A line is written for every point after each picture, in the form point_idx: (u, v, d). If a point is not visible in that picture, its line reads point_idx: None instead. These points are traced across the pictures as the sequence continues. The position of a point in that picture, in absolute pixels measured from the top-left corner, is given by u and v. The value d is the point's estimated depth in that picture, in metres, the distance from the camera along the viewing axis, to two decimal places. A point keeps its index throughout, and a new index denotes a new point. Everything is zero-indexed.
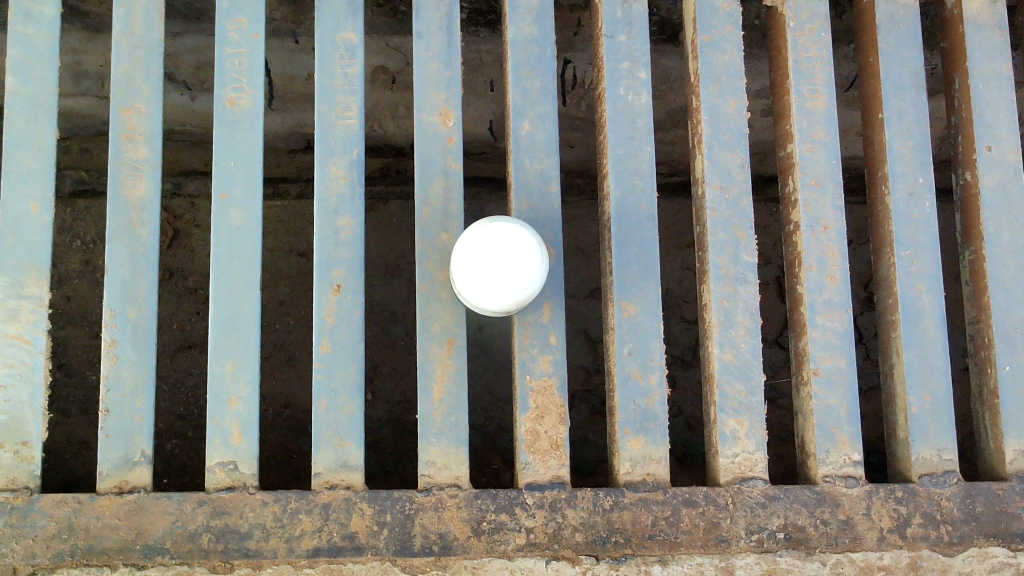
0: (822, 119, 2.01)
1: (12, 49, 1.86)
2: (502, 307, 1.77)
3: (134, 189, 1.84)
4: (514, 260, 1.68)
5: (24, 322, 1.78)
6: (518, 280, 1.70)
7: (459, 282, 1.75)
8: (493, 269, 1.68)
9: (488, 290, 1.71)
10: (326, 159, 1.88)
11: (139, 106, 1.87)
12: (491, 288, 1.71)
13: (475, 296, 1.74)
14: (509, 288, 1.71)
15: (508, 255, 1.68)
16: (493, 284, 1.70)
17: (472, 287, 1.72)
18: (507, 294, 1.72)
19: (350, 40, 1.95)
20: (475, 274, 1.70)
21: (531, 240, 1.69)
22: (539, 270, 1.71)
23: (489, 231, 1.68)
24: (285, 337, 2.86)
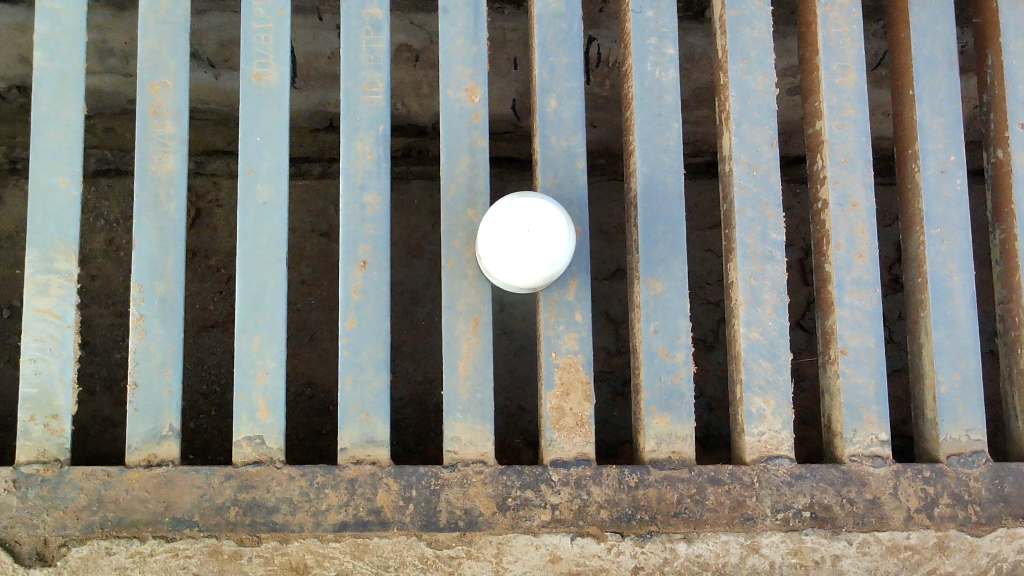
0: (852, 96, 1.99)
1: (39, 25, 1.86)
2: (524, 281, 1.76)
3: (161, 165, 1.84)
4: (532, 229, 1.67)
5: (54, 297, 1.79)
6: (537, 249, 1.69)
7: (484, 255, 1.75)
8: (514, 237, 1.68)
9: (509, 261, 1.70)
10: (352, 135, 1.88)
11: (166, 82, 1.87)
12: (511, 259, 1.70)
13: (495, 266, 1.73)
14: (529, 258, 1.69)
15: (527, 223, 1.66)
16: (512, 254, 1.69)
17: (494, 257, 1.71)
18: (528, 266, 1.71)
19: (376, 15, 1.93)
20: (495, 245, 1.70)
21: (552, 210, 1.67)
22: (562, 241, 1.70)
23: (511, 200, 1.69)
24: (307, 317, 2.88)
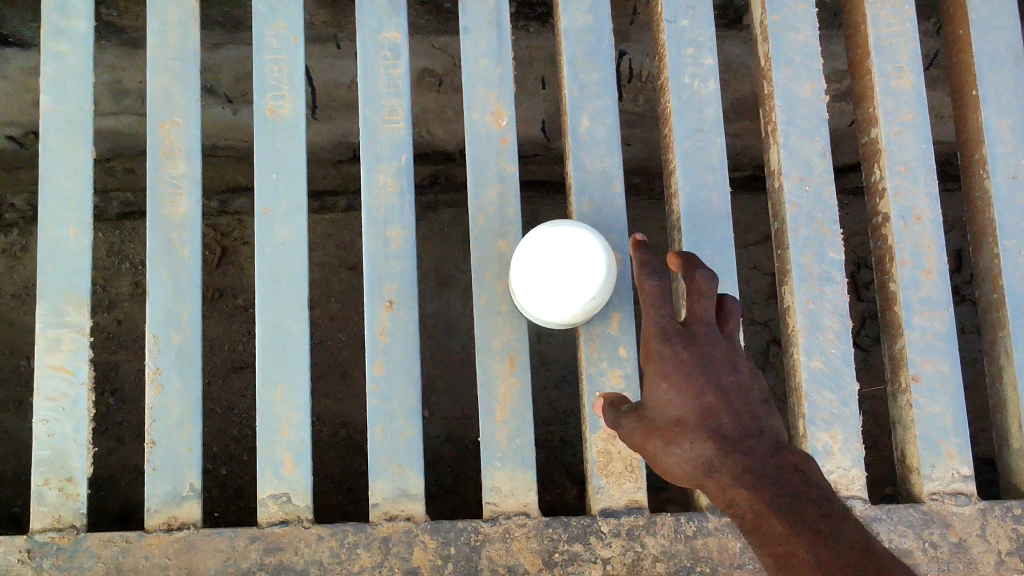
0: (910, 99, 1.83)
1: (45, 68, 1.78)
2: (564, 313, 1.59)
3: (174, 208, 1.74)
4: (553, 243, 1.55)
5: (66, 352, 1.69)
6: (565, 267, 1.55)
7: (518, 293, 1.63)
8: (536, 255, 1.56)
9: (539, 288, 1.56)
10: (373, 167, 1.76)
11: (177, 120, 1.78)
12: (541, 286, 1.56)
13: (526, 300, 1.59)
14: (558, 280, 1.55)
15: (547, 237, 1.55)
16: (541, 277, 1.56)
17: (524, 288, 1.58)
18: (560, 290, 1.56)
19: (394, 39, 1.82)
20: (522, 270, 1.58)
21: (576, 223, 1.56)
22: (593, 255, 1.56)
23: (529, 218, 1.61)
24: (338, 354, 2.77)
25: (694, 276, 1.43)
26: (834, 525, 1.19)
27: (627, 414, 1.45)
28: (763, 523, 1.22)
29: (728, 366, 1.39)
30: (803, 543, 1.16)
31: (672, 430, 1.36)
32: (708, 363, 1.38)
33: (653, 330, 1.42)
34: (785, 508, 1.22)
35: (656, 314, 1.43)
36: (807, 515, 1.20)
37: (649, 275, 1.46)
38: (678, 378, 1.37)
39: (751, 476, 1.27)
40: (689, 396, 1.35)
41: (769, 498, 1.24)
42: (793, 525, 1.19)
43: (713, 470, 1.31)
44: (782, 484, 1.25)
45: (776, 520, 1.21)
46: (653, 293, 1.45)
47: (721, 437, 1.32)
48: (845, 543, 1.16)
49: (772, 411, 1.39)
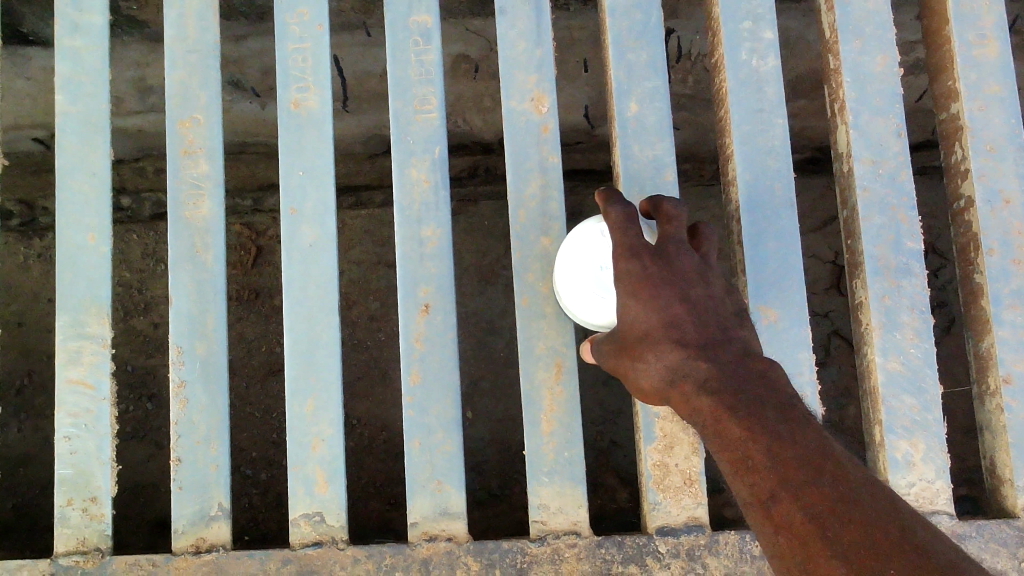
0: (995, 70, 1.65)
1: (60, 65, 1.69)
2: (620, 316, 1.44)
3: (196, 211, 1.64)
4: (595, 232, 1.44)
5: (87, 365, 1.61)
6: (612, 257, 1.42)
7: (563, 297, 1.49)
8: (580, 249, 1.44)
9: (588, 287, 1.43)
10: (405, 162, 1.64)
11: (197, 117, 1.67)
12: (592, 285, 1.43)
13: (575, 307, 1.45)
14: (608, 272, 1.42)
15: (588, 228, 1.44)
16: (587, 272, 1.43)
17: (571, 292, 1.45)
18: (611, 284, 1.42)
19: (425, 23, 1.69)
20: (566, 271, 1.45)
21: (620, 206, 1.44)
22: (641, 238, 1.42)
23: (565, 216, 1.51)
24: (378, 355, 2.67)
25: (663, 202, 1.39)
26: (798, 430, 1.15)
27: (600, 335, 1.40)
28: (724, 429, 1.18)
29: (698, 279, 1.32)
30: (764, 446, 1.13)
31: (639, 344, 1.30)
32: (675, 275, 1.31)
33: (619, 246, 1.34)
34: (748, 415, 1.17)
35: (621, 234, 1.34)
36: (766, 415, 1.17)
37: (613, 194, 1.38)
38: (643, 293, 1.30)
39: (714, 384, 1.22)
40: (656, 308, 1.29)
41: (732, 406, 1.19)
42: (754, 431, 1.15)
43: (680, 378, 1.25)
44: (748, 390, 1.20)
45: (739, 427, 1.17)
46: (619, 210, 1.36)
47: (688, 347, 1.27)
48: (809, 447, 1.12)
49: (742, 319, 1.32)
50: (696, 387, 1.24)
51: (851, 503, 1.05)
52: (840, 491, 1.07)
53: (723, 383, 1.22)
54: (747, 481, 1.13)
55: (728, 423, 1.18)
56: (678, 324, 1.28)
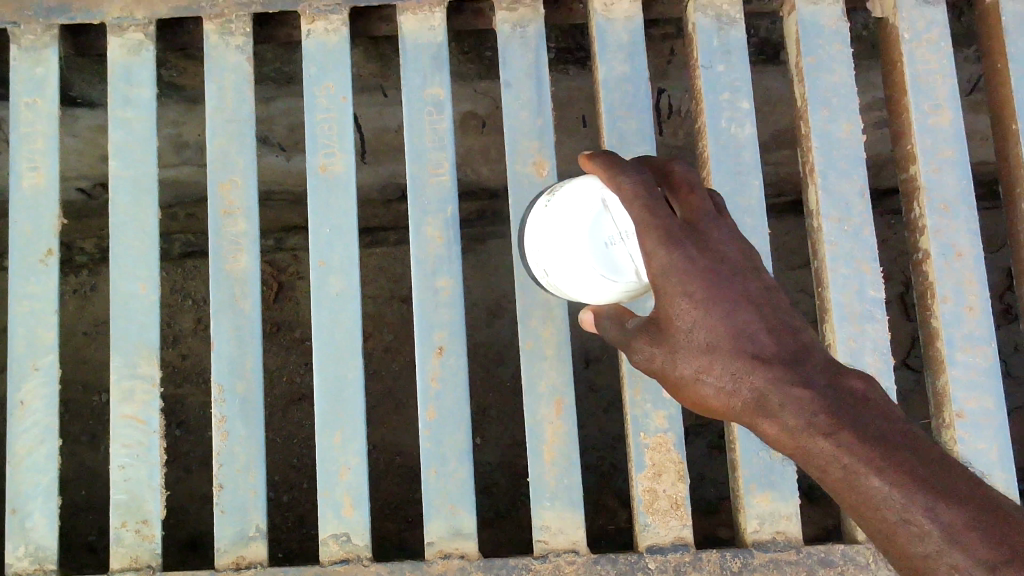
0: (949, 136, 1.85)
1: (113, 133, 1.88)
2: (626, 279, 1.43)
3: (235, 264, 1.84)
4: (563, 200, 1.47)
5: (139, 402, 1.81)
6: (588, 220, 1.43)
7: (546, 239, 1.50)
8: (556, 224, 1.47)
9: (576, 260, 1.45)
10: (421, 220, 1.84)
11: (236, 180, 1.87)
12: (570, 252, 1.46)
13: (573, 286, 1.48)
14: (588, 238, 1.43)
15: (557, 200, 1.49)
16: (570, 245, 1.45)
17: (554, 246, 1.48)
18: (597, 248, 1.42)
19: (439, 95, 1.89)
20: (550, 252, 1.49)
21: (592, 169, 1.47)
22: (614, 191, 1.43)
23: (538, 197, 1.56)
24: (393, 385, 2.86)
25: (674, 172, 1.39)
26: (922, 455, 1.22)
27: (626, 333, 1.41)
28: (850, 471, 1.23)
29: (747, 269, 1.35)
30: (905, 489, 1.19)
31: (704, 363, 1.31)
32: (727, 273, 1.32)
33: (649, 224, 1.31)
34: (860, 448, 1.23)
35: (647, 214, 1.31)
36: (887, 451, 1.22)
37: (619, 167, 1.36)
38: (709, 303, 1.30)
39: (822, 421, 1.26)
40: (725, 318, 1.31)
41: (850, 446, 1.24)
42: (872, 465, 1.21)
43: (779, 412, 1.28)
44: (857, 420, 1.25)
45: (861, 464, 1.22)
46: (637, 183, 1.33)
47: (776, 374, 1.30)
48: (944, 480, 1.19)
49: (795, 311, 1.37)
50: (799, 425, 1.27)
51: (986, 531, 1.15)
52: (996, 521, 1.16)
53: (825, 414, 1.26)
54: (899, 529, 1.19)
55: (850, 464, 1.23)
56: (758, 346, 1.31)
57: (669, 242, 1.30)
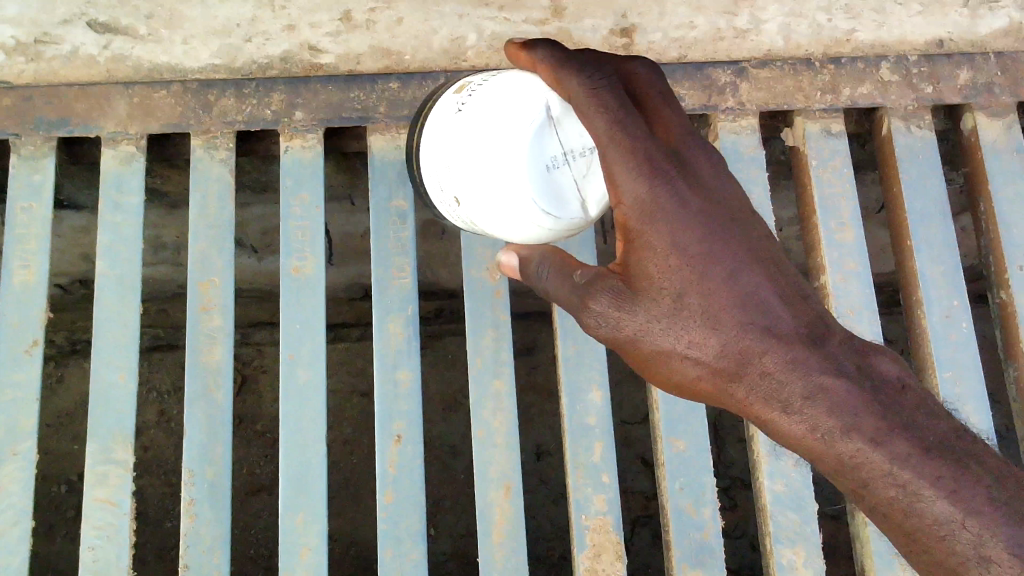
0: (852, 250, 2.10)
1: (102, 236, 2.04)
2: (539, 192, 1.42)
3: (210, 356, 1.99)
4: (482, 98, 1.46)
5: (112, 486, 1.92)
6: (504, 119, 1.42)
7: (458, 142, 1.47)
8: (471, 122, 1.45)
9: (485, 162, 1.42)
10: (383, 318, 2.02)
11: (214, 279, 2.03)
12: (477, 163, 1.44)
13: (482, 198, 1.45)
14: (507, 137, 1.41)
15: (473, 101, 1.48)
16: (485, 143, 1.43)
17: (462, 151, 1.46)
18: (515, 150, 1.41)
19: (403, 206, 2.08)
20: (460, 151, 1.46)
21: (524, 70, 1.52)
22: (537, 98, 1.44)
23: (447, 103, 1.54)
24: (351, 476, 2.97)
25: (634, 69, 1.51)
26: (932, 436, 1.45)
27: (579, 292, 1.48)
28: (877, 462, 1.43)
29: (730, 223, 1.48)
30: (931, 480, 1.42)
31: (710, 339, 1.44)
32: (724, 244, 1.46)
33: (624, 136, 1.39)
34: (882, 441, 1.43)
35: (607, 118, 1.39)
36: (906, 438, 1.43)
37: (572, 63, 1.43)
38: (717, 285, 1.44)
39: (853, 420, 1.43)
40: (738, 299, 1.45)
41: (876, 433, 1.43)
42: (894, 455, 1.42)
43: (808, 401, 1.44)
44: (883, 413, 1.44)
45: (897, 463, 1.42)
46: (605, 85, 1.41)
47: (787, 365, 1.45)
48: (958, 464, 1.43)
49: (795, 278, 1.52)
50: (825, 415, 1.43)
51: (995, 498, 1.42)
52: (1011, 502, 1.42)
53: (843, 404, 1.43)
54: (923, 515, 1.43)
55: (876, 451, 1.43)
56: (766, 334, 1.45)
57: (658, 179, 1.41)
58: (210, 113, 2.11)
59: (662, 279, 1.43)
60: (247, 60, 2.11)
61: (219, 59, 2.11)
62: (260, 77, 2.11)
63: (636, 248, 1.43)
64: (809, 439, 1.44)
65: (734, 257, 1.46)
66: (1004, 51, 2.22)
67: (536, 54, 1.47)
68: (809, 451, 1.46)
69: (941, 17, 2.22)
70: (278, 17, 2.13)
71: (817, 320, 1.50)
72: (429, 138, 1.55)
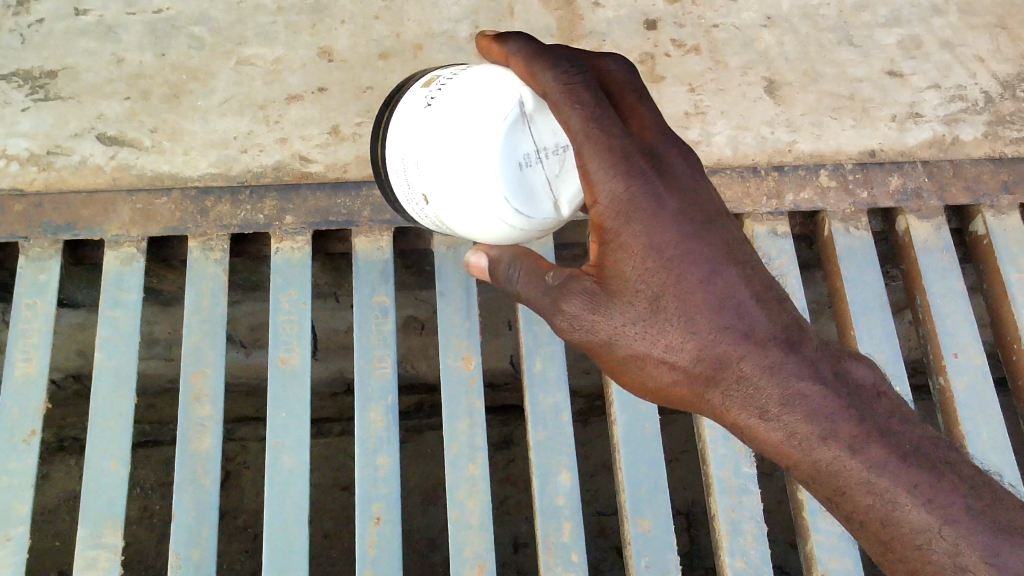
0: None
1: (100, 329, 2.16)
2: (510, 191, 1.37)
3: (199, 443, 2.10)
4: (452, 92, 1.41)
5: (100, 569, 2.01)
6: (474, 116, 1.37)
7: (425, 136, 1.42)
8: (440, 117, 1.40)
9: (452, 158, 1.37)
10: (365, 406, 2.15)
11: (206, 370, 2.16)
12: (442, 157, 1.39)
13: (451, 195, 1.40)
14: (478, 133, 1.36)
15: (443, 95, 1.42)
16: (453, 139, 1.38)
17: (428, 144, 1.41)
18: (486, 146, 1.35)
19: (384, 301, 2.25)
20: (427, 146, 1.41)
21: (497, 62, 1.47)
22: (509, 92, 1.38)
23: (414, 98, 1.49)
24: (331, 568, 3.02)
25: (606, 66, 1.48)
26: (907, 445, 1.45)
27: (551, 293, 1.47)
28: (851, 470, 1.44)
29: (708, 222, 1.45)
30: (905, 489, 1.42)
31: (687, 344, 1.43)
32: (703, 246, 1.43)
33: (599, 132, 1.35)
34: (859, 448, 1.44)
35: (579, 111, 1.34)
36: (881, 446, 1.44)
37: (548, 54, 1.37)
38: (695, 288, 1.42)
39: (828, 428, 1.44)
40: (716, 304, 1.43)
41: (850, 441, 1.44)
42: (871, 463, 1.43)
43: (783, 407, 1.45)
44: (859, 421, 1.45)
45: (871, 469, 1.43)
46: (580, 79, 1.36)
47: (765, 371, 1.45)
48: (934, 473, 1.44)
49: (776, 281, 1.50)
50: (799, 420, 1.45)
51: (971, 507, 1.42)
52: (987, 509, 1.43)
53: (816, 411, 1.45)
54: (899, 524, 1.43)
55: (850, 459, 1.44)
56: (744, 339, 1.44)
57: (633, 177, 1.37)
58: (206, 217, 2.27)
59: (637, 281, 1.40)
60: (242, 169, 2.30)
61: (216, 168, 2.29)
62: (254, 184, 2.30)
63: (612, 248, 1.40)
64: (786, 446, 1.46)
65: (713, 258, 1.43)
66: (930, 159, 2.46)
67: (508, 45, 1.41)
68: (785, 457, 1.48)
69: (871, 130, 2.47)
70: (271, 130, 2.34)
71: (796, 325, 1.48)
72: (394, 133, 1.50)
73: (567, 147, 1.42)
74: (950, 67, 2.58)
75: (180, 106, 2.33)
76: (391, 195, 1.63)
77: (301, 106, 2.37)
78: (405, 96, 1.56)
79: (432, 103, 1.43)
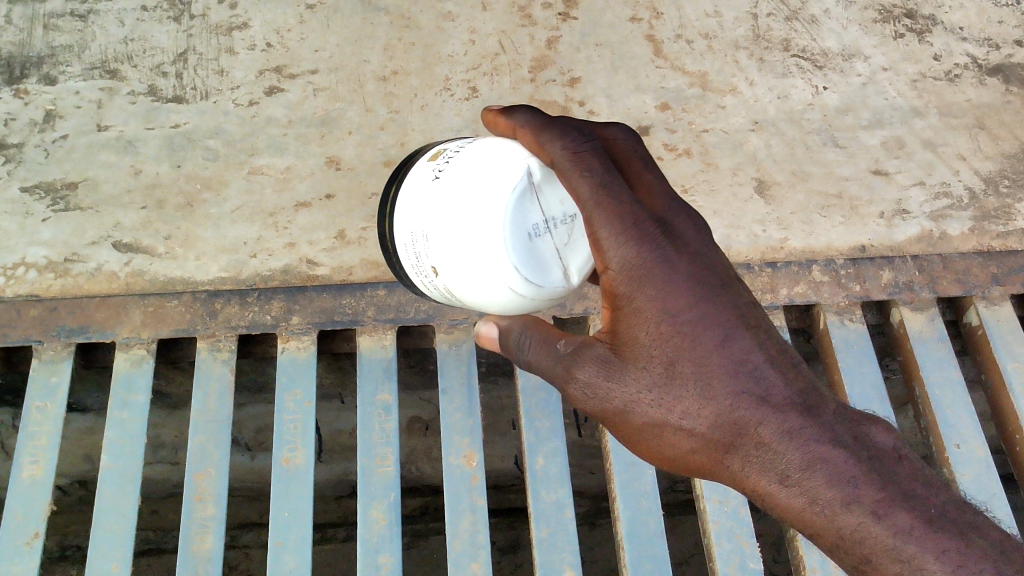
0: None
1: (108, 431, 2.18)
2: (519, 260, 1.44)
3: (201, 545, 2.11)
4: (459, 166, 1.50)
5: None
6: (481, 189, 1.44)
7: (434, 207, 1.49)
8: (449, 190, 1.47)
9: (462, 230, 1.44)
10: (367, 504, 2.15)
11: (210, 470, 2.17)
12: (452, 227, 1.45)
13: (459, 267, 1.46)
14: (484, 206, 1.43)
15: (450, 169, 1.51)
16: (461, 211, 1.45)
17: (437, 215, 1.47)
18: (494, 216, 1.42)
19: (387, 399, 2.27)
20: (435, 219, 1.48)
21: (505, 136, 1.57)
22: (516, 163, 1.46)
23: (423, 172, 1.58)
24: None
25: (612, 137, 1.58)
26: (933, 512, 1.39)
27: (566, 362, 1.51)
28: (877, 537, 1.38)
29: (720, 288, 1.46)
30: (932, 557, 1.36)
31: (702, 410, 1.43)
32: (715, 313, 1.44)
33: (609, 199, 1.41)
34: (884, 514, 1.38)
35: (584, 178, 1.42)
36: (906, 512, 1.38)
37: (554, 126, 1.47)
38: (707, 353, 1.42)
39: (849, 492, 1.39)
40: (730, 368, 1.42)
41: (873, 506, 1.38)
42: (897, 530, 1.37)
43: (802, 473, 1.41)
44: (881, 486, 1.40)
45: (896, 536, 1.37)
46: (586, 147, 1.44)
47: (784, 436, 1.42)
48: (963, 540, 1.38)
49: (791, 348, 1.49)
50: (820, 485, 1.40)
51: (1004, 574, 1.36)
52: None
53: (838, 476, 1.40)
54: None
55: (874, 526, 1.38)
56: (761, 404, 1.42)
57: (644, 241, 1.42)
58: (215, 318, 2.33)
59: (651, 346, 1.43)
60: (252, 273, 2.38)
61: (226, 272, 2.38)
62: (262, 286, 2.38)
63: (625, 313, 1.44)
64: (809, 512, 1.41)
65: (726, 321, 1.44)
66: (919, 254, 2.53)
67: (516, 120, 1.53)
68: (808, 525, 1.42)
69: (860, 227, 2.55)
70: (280, 236, 2.43)
71: (813, 388, 1.46)
72: (402, 206, 1.57)
73: (573, 216, 1.50)
74: (933, 165, 2.68)
75: (193, 214, 2.43)
76: (399, 268, 1.69)
77: (308, 213, 2.47)
78: (411, 170, 1.64)
79: (440, 177, 1.51)
